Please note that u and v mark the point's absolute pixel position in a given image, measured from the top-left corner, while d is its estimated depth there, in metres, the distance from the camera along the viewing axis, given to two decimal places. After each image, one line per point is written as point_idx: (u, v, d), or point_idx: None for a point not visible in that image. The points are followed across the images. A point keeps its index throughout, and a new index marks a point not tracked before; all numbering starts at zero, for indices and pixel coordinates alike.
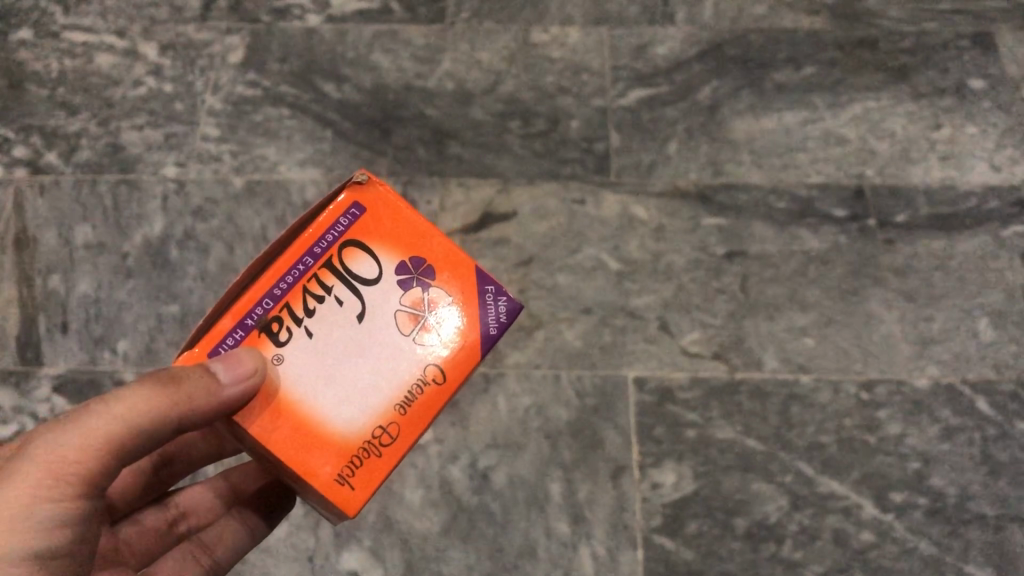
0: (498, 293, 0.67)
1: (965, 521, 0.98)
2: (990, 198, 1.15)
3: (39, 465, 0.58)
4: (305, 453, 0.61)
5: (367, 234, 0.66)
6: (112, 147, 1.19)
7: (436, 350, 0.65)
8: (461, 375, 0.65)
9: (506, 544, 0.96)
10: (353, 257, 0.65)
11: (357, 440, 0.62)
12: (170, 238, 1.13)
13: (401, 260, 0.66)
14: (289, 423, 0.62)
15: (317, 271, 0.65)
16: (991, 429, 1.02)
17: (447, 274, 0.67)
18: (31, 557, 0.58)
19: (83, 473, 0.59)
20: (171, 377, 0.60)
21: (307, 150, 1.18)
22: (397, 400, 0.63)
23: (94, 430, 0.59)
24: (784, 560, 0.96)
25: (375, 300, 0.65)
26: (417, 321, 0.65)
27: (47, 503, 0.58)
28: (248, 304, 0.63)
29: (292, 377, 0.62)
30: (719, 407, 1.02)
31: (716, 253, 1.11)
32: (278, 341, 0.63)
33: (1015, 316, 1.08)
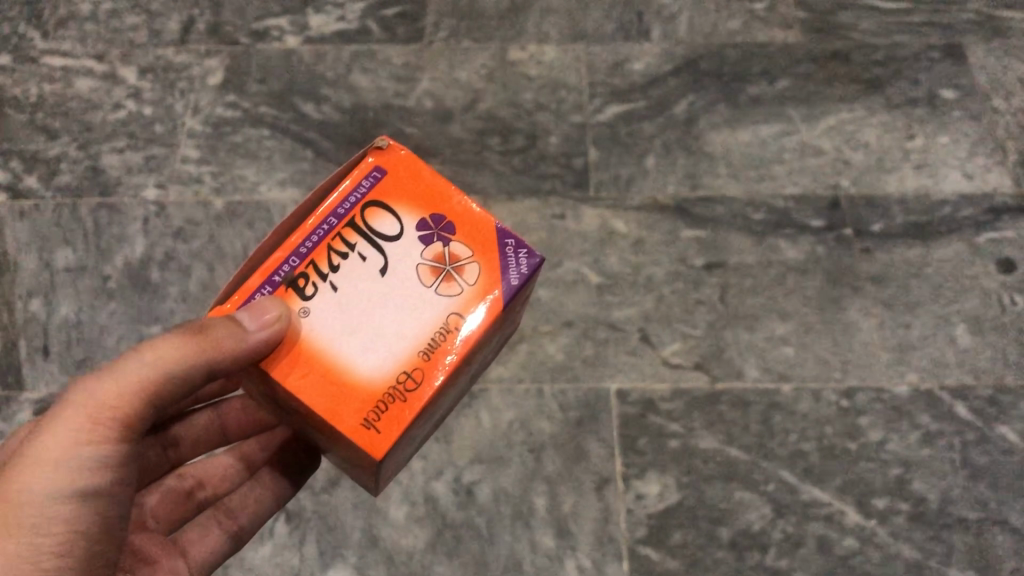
0: (517, 247, 0.72)
1: (946, 525, 0.99)
2: (963, 206, 1.16)
3: (83, 409, 0.65)
4: (332, 397, 0.65)
5: (388, 196, 0.72)
6: (92, 171, 1.19)
7: (456, 300, 0.69)
8: (483, 322, 0.69)
9: (491, 558, 0.96)
10: (376, 217, 0.71)
11: (381, 385, 0.66)
12: (151, 261, 1.13)
13: (421, 218, 0.72)
14: (315, 371, 0.65)
15: (341, 230, 0.70)
16: (970, 433, 1.03)
17: (465, 229, 0.72)
18: (73, 495, 0.64)
19: (122, 416, 0.66)
20: (201, 327, 0.65)
21: (288, 170, 1.19)
22: (420, 346, 0.67)
23: (131, 375, 0.66)
24: (770, 568, 0.96)
25: (397, 255, 0.70)
26: (438, 274, 0.70)
27: (89, 445, 0.65)
28: (276, 263, 0.69)
29: (319, 328, 0.67)
30: (701, 417, 1.03)
31: (695, 265, 1.12)
32: (304, 295, 0.68)
33: (991, 321, 1.09)
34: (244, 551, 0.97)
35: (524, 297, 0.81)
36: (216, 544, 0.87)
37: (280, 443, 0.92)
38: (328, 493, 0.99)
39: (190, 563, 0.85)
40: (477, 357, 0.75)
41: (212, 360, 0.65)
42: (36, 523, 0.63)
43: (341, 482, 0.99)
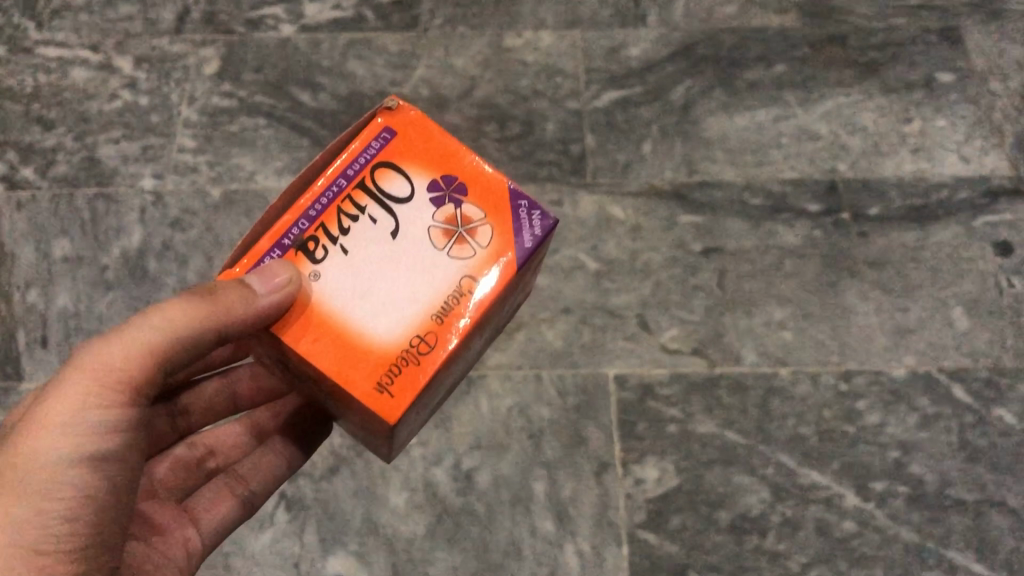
0: (528, 208, 0.74)
1: (944, 507, 0.99)
2: (960, 189, 1.16)
3: (89, 373, 0.66)
4: (345, 359, 0.66)
5: (398, 157, 0.74)
6: (89, 161, 1.19)
7: (467, 263, 0.70)
8: (494, 285, 0.70)
9: (492, 543, 0.96)
10: (386, 179, 0.73)
11: (394, 348, 0.67)
12: (148, 251, 1.13)
13: (431, 180, 0.73)
14: (328, 334, 0.67)
15: (351, 193, 0.72)
16: (969, 416, 1.03)
17: (474, 192, 0.73)
18: (85, 459, 0.64)
19: (128, 380, 0.67)
20: (210, 291, 0.67)
21: (284, 159, 1.19)
22: (431, 309, 0.68)
23: (136, 339, 0.67)
24: (769, 552, 0.97)
25: (407, 218, 0.71)
26: (449, 236, 0.71)
27: (97, 408, 0.65)
28: (286, 226, 0.70)
29: (331, 291, 0.68)
30: (699, 401, 1.03)
31: (693, 250, 1.12)
32: (315, 258, 0.69)
33: (988, 304, 1.09)
34: (245, 539, 0.97)
35: (535, 261, 0.82)
36: (227, 511, 0.87)
37: (291, 410, 0.93)
38: (328, 481, 0.99)
39: (201, 531, 0.84)
40: (487, 322, 0.76)
41: (222, 321, 0.66)
42: (48, 486, 0.63)
43: (341, 470, 1.00)
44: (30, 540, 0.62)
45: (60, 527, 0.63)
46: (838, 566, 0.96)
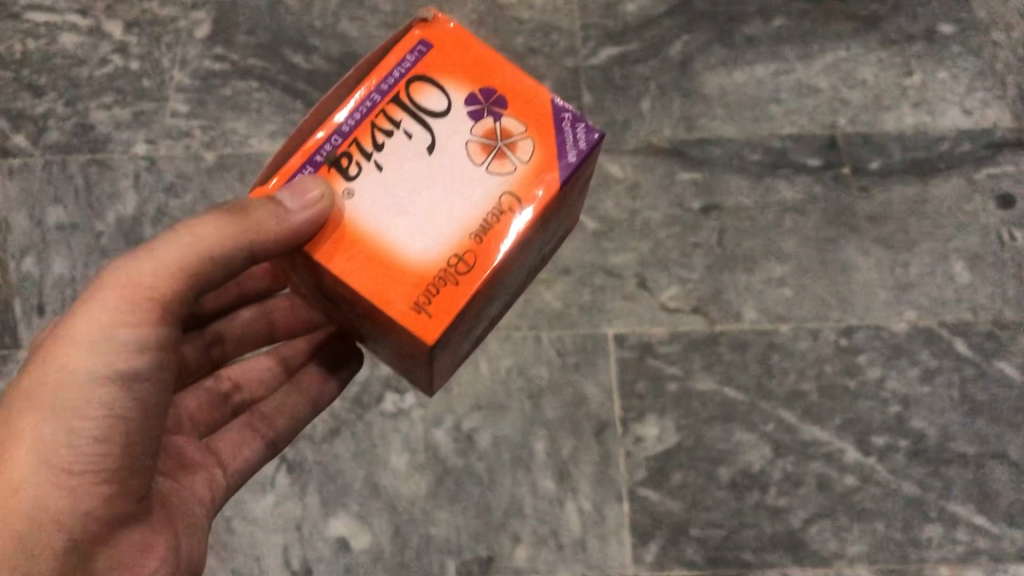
0: (573, 120, 0.69)
1: (945, 461, 0.99)
2: (962, 142, 1.15)
3: (119, 290, 0.65)
4: (380, 278, 0.63)
5: (435, 70, 0.69)
6: (81, 128, 1.18)
7: (508, 180, 0.66)
8: (537, 202, 0.66)
9: (493, 503, 0.96)
10: (421, 92, 0.68)
11: (432, 268, 0.63)
12: (143, 217, 1.12)
13: (470, 93, 0.69)
14: (362, 253, 0.63)
15: (385, 107, 0.68)
16: (970, 369, 1.03)
17: (514, 105, 0.69)
18: (114, 377, 0.64)
19: (157, 300, 0.65)
20: (241, 208, 0.64)
21: (277, 122, 1.17)
22: (471, 228, 0.65)
23: (166, 257, 0.65)
24: (770, 507, 0.97)
25: (444, 132, 0.67)
26: (489, 151, 0.67)
27: (126, 326, 0.64)
28: (318, 143, 0.66)
29: (365, 209, 0.64)
30: (699, 359, 1.03)
31: (692, 207, 1.11)
32: (348, 175, 0.65)
33: (990, 258, 1.09)
34: (247, 502, 0.97)
35: (581, 179, 0.78)
36: (251, 451, 0.86)
37: (322, 348, 0.91)
38: (329, 443, 0.99)
39: (226, 469, 0.83)
40: (530, 241, 0.72)
41: (253, 239, 0.63)
42: (77, 405, 0.63)
43: (341, 432, 0.99)
44: (57, 461, 0.62)
45: (87, 448, 0.63)
46: (839, 520, 0.97)
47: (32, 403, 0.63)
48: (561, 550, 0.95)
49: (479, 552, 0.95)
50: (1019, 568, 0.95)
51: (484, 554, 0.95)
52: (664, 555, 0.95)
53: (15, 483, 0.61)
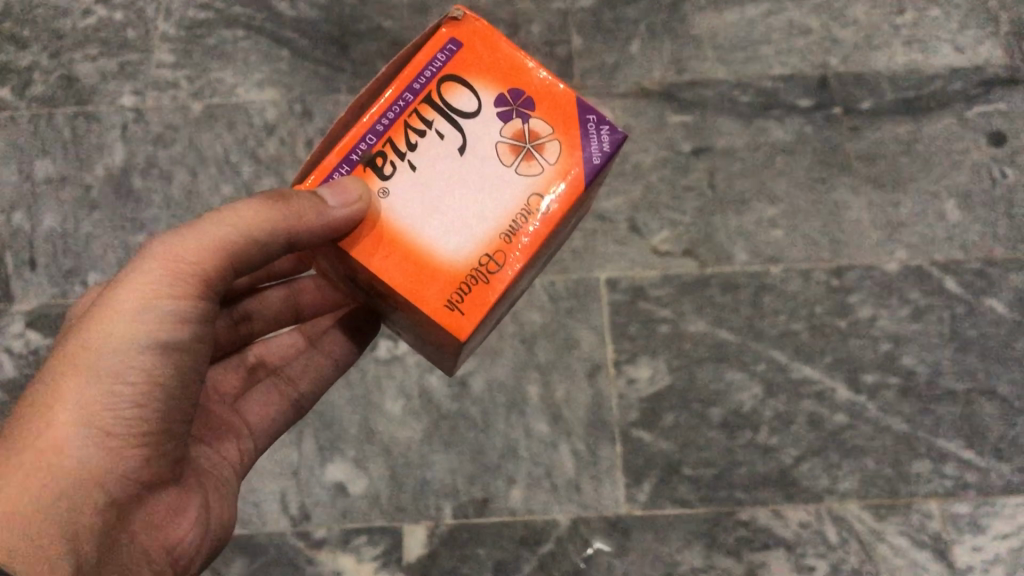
0: (600, 122, 0.61)
1: (934, 397, 1.00)
2: (954, 79, 1.15)
3: (162, 263, 0.59)
4: (415, 280, 0.57)
5: (466, 68, 0.61)
6: (66, 80, 1.17)
7: (540, 178, 0.59)
8: (569, 200, 0.59)
9: (487, 446, 0.97)
10: (452, 92, 0.61)
11: (463, 266, 0.58)
12: (132, 168, 1.12)
13: (501, 93, 0.61)
14: (398, 253, 0.57)
15: (417, 107, 0.60)
16: (960, 307, 1.04)
17: (548, 99, 0.61)
18: (154, 347, 0.58)
19: (203, 276, 0.59)
20: (283, 196, 0.58)
21: (265, 70, 1.16)
22: (501, 226, 0.58)
23: (209, 233, 0.59)
24: (761, 446, 0.98)
25: (476, 133, 0.60)
26: (519, 153, 0.60)
27: (168, 298, 0.58)
28: (353, 139, 0.60)
29: (398, 210, 0.58)
30: (691, 301, 1.03)
31: (683, 149, 1.11)
32: (384, 175, 0.59)
33: (981, 196, 1.09)
34: None
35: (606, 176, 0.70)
36: (277, 413, 0.80)
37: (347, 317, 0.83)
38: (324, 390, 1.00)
39: (252, 431, 0.77)
40: (558, 233, 0.66)
41: (292, 229, 0.57)
42: (116, 372, 0.57)
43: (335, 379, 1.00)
44: (102, 421, 0.57)
45: (126, 414, 0.57)
46: (830, 458, 0.97)
47: (73, 366, 0.58)
48: (555, 491, 0.96)
49: (475, 494, 0.96)
50: (1007, 500, 0.96)
51: (479, 496, 0.96)
52: (656, 494, 0.96)
53: (58, 441, 0.56)
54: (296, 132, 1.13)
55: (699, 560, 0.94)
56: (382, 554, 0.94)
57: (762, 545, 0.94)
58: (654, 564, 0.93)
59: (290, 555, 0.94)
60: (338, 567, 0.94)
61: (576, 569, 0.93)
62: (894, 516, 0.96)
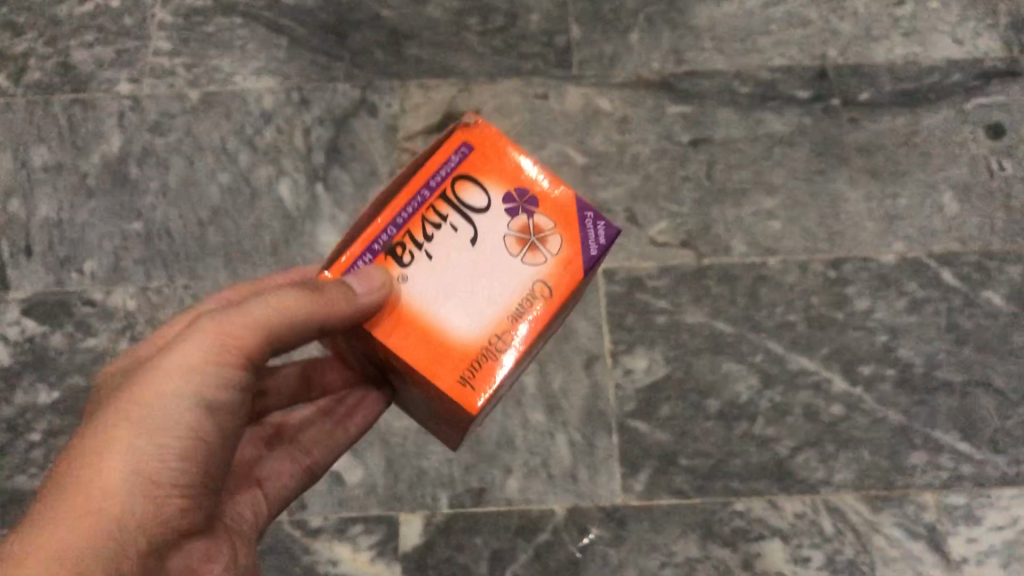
0: (597, 218, 0.65)
1: (931, 388, 1.00)
2: (953, 71, 1.14)
3: (211, 334, 0.60)
4: (430, 358, 0.60)
5: (477, 169, 0.65)
6: (62, 67, 1.16)
7: (544, 268, 0.63)
8: (572, 289, 0.63)
9: (484, 435, 0.97)
10: (464, 189, 0.65)
11: (474, 345, 0.61)
12: (129, 156, 1.11)
13: (508, 190, 0.65)
14: (415, 334, 0.61)
15: (434, 202, 0.64)
16: (957, 299, 1.03)
17: (553, 197, 0.65)
18: (201, 409, 0.60)
19: (246, 348, 0.61)
20: (316, 286, 0.59)
21: (262, 58, 1.16)
22: (510, 310, 0.62)
23: (255, 311, 0.61)
24: (757, 437, 0.97)
25: (487, 226, 0.64)
26: (525, 244, 0.64)
27: (217, 366, 0.60)
28: (375, 229, 0.63)
29: (415, 295, 0.62)
30: (688, 293, 1.03)
31: (681, 140, 1.11)
32: (402, 263, 0.62)
33: (978, 188, 1.09)
34: None
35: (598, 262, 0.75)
36: (291, 481, 0.78)
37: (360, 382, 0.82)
38: None
39: (266, 494, 0.76)
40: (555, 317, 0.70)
41: (323, 316, 0.58)
42: (165, 431, 0.59)
43: None
44: (146, 474, 0.58)
45: (172, 469, 0.59)
46: (826, 449, 0.97)
47: (125, 418, 0.59)
48: (552, 481, 0.95)
49: (471, 484, 0.95)
50: (1002, 492, 0.95)
51: (476, 486, 0.95)
52: (653, 484, 0.95)
53: (105, 487, 0.57)
54: (293, 120, 1.13)
55: (695, 551, 0.93)
56: (377, 543, 0.93)
57: (758, 536, 0.93)
58: (649, 554, 0.93)
59: (285, 544, 0.93)
60: (334, 556, 0.93)
61: (572, 559, 0.92)
62: (890, 507, 0.95)
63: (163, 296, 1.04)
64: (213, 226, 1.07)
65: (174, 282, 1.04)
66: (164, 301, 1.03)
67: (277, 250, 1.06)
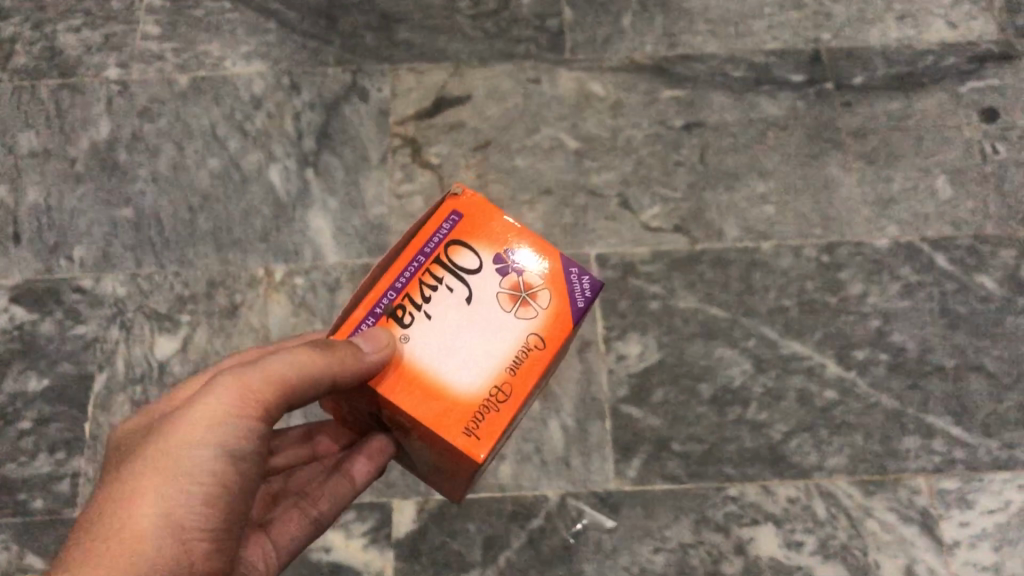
0: (582, 273, 0.68)
1: (924, 373, 0.99)
2: (947, 55, 1.14)
3: (230, 388, 0.59)
4: (433, 411, 0.61)
5: (468, 234, 0.68)
6: (49, 52, 1.15)
7: (536, 320, 0.65)
8: (564, 339, 0.65)
9: None
10: (457, 253, 0.67)
11: (476, 396, 0.62)
12: (118, 142, 1.10)
13: (498, 252, 0.67)
14: (418, 388, 0.62)
15: (429, 266, 0.66)
16: (950, 283, 1.03)
17: (541, 255, 0.68)
18: (225, 460, 0.59)
19: (266, 402, 0.60)
20: (328, 344, 0.60)
21: (252, 43, 1.15)
22: (507, 361, 0.63)
23: (273, 367, 0.60)
24: (750, 422, 0.97)
25: (480, 285, 0.66)
26: (517, 299, 0.66)
27: (238, 418, 0.59)
28: (376, 294, 0.65)
29: (416, 352, 0.63)
30: (681, 278, 1.03)
31: (674, 125, 1.11)
32: (403, 323, 0.64)
33: (972, 172, 1.08)
34: None
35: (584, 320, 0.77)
36: (301, 535, 0.73)
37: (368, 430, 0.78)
38: None
39: (276, 546, 0.71)
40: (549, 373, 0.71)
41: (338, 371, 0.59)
42: (189, 480, 0.57)
43: None
44: (173, 521, 0.57)
45: (198, 519, 0.57)
46: (820, 434, 0.96)
47: (150, 468, 0.58)
48: (544, 467, 0.95)
49: None
50: (995, 476, 0.95)
51: None
52: (645, 470, 0.95)
53: (135, 535, 0.56)
54: (283, 105, 1.12)
55: (688, 536, 0.92)
56: (370, 530, 0.92)
57: (751, 521, 0.93)
58: (642, 540, 0.92)
59: None
60: (326, 543, 0.92)
61: (565, 545, 0.92)
62: (883, 492, 0.94)
63: (153, 283, 1.03)
64: (203, 212, 1.06)
65: (164, 270, 1.03)
66: (154, 288, 1.02)
67: (268, 236, 1.05)
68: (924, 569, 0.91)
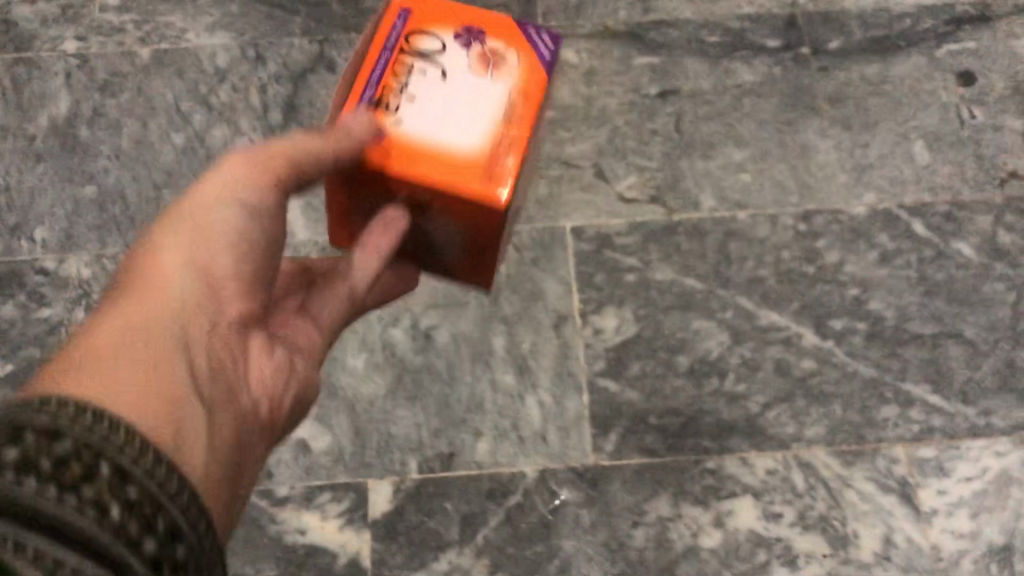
0: (538, 29, 0.69)
1: (902, 342, 0.99)
2: (923, 18, 1.13)
3: (231, 167, 0.59)
4: (444, 173, 0.61)
5: (421, 23, 0.67)
6: (4, 25, 1.12)
7: (511, 77, 0.65)
8: (541, 88, 0.66)
9: (452, 399, 0.95)
10: (417, 41, 0.66)
11: (481, 152, 0.61)
12: (78, 118, 1.07)
13: (456, 32, 0.67)
14: (423, 163, 0.61)
15: (395, 60, 0.65)
16: (928, 250, 1.02)
17: (495, 25, 0.68)
18: (242, 236, 0.58)
19: (280, 172, 0.60)
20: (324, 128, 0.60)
21: (215, 14, 1.13)
22: (499, 114, 0.64)
23: (278, 144, 0.60)
24: (727, 394, 0.96)
25: (452, 63, 0.65)
26: (488, 64, 0.65)
27: (254, 183, 0.59)
28: (355, 92, 0.63)
29: (409, 129, 0.62)
30: (657, 250, 1.01)
31: (649, 93, 1.09)
32: (389, 111, 0.62)
33: (949, 137, 1.07)
34: None
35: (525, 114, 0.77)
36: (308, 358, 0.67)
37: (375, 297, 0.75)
38: None
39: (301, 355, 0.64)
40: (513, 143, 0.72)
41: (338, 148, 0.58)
42: (201, 239, 0.57)
43: None
44: (200, 276, 0.56)
45: (221, 287, 0.57)
46: (797, 405, 0.96)
47: (158, 245, 0.57)
48: (522, 443, 0.94)
49: (440, 449, 0.93)
50: (972, 444, 0.94)
51: (445, 450, 0.93)
52: (623, 445, 0.94)
53: (155, 288, 0.55)
54: (248, 78, 1.09)
55: (667, 510, 0.92)
56: (346, 511, 0.91)
57: (730, 494, 0.92)
58: (621, 514, 0.91)
59: (251, 514, 0.91)
60: (301, 525, 0.91)
61: (544, 522, 0.91)
62: (861, 462, 0.94)
63: (118, 263, 1.00)
64: (168, 190, 1.04)
65: (129, 250, 1.01)
66: (119, 269, 1.00)
67: None
68: (902, 538, 0.91)
